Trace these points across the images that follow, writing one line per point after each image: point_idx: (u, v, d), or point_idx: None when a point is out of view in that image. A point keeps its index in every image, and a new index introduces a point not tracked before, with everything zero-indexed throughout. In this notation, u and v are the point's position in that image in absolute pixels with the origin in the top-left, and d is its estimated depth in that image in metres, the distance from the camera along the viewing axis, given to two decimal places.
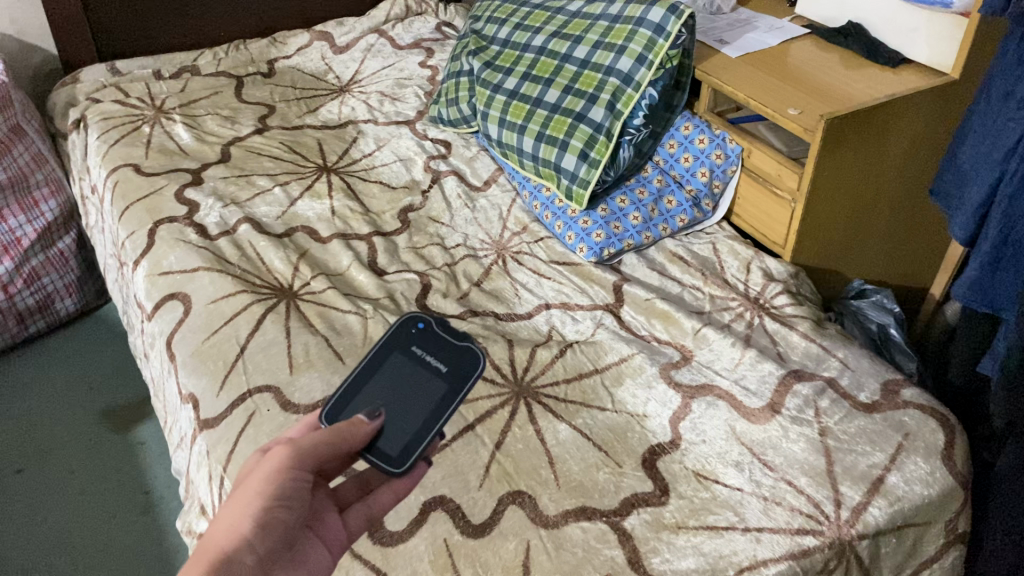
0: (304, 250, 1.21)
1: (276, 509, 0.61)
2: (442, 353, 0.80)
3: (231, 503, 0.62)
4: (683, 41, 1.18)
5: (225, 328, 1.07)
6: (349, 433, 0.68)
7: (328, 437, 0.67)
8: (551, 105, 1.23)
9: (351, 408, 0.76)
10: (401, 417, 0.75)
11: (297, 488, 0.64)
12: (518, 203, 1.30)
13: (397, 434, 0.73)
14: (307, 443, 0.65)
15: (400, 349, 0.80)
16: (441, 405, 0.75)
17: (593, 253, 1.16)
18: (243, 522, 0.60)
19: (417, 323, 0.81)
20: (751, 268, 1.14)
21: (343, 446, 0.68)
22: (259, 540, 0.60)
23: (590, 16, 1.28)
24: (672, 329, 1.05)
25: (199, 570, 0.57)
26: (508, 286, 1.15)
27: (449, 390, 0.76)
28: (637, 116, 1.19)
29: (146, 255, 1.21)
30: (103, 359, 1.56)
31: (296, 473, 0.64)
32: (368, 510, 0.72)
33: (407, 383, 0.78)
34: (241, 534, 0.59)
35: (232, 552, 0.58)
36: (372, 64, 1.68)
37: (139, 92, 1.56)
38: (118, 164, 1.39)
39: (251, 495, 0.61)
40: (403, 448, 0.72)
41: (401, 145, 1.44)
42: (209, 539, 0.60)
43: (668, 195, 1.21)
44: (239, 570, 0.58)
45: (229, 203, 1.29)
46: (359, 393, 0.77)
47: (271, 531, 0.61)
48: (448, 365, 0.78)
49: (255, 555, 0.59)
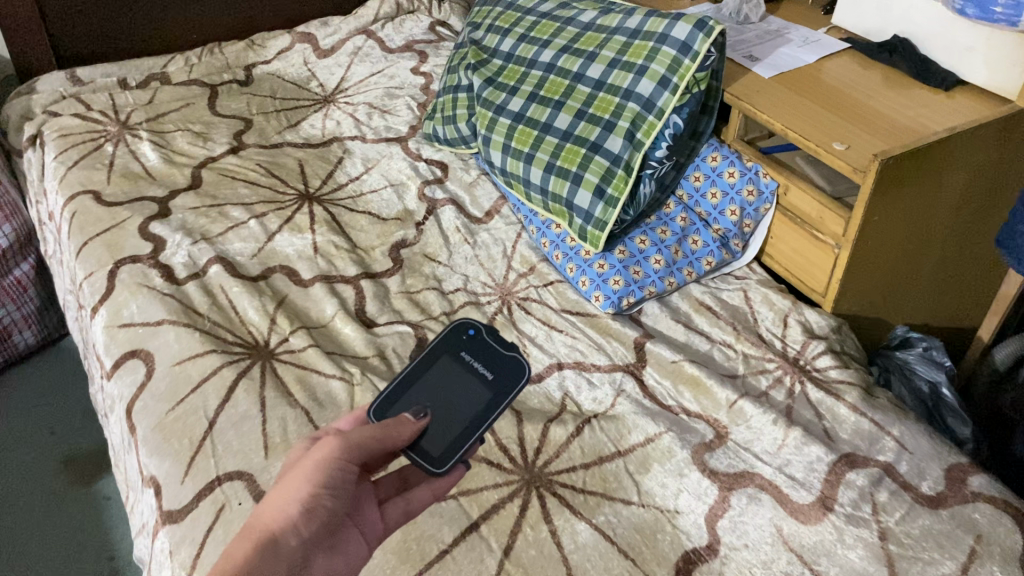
0: (282, 297, 1.07)
1: (323, 496, 0.62)
2: (490, 360, 0.80)
3: (280, 487, 0.63)
4: (712, 62, 1.04)
5: (192, 397, 0.93)
6: (395, 432, 0.69)
7: (376, 433, 0.68)
8: (562, 131, 1.09)
9: (400, 406, 0.76)
10: (445, 419, 0.75)
11: (343, 479, 0.64)
12: (524, 239, 1.16)
13: (438, 439, 0.73)
14: (356, 438, 0.66)
15: (450, 353, 0.81)
16: (484, 411, 0.75)
17: (610, 303, 1.03)
18: (290, 505, 0.61)
19: (469, 328, 0.82)
20: (789, 322, 1.01)
21: (389, 444, 0.69)
22: (303, 524, 0.61)
23: (606, 29, 1.14)
24: (703, 399, 0.92)
25: (246, 546, 0.59)
26: (515, 341, 1.01)
27: (494, 396, 0.76)
28: (659, 147, 1.05)
29: (105, 302, 1.07)
30: (65, 400, 1.42)
31: (343, 463, 0.65)
32: (405, 505, 0.71)
33: (452, 386, 0.78)
34: (288, 517, 0.61)
35: (278, 531, 0.60)
36: (359, 70, 1.54)
37: (103, 105, 1.41)
38: (76, 190, 1.24)
39: (300, 481, 0.62)
40: (445, 450, 0.73)
41: (391, 168, 1.29)
42: (258, 515, 0.62)
43: (693, 234, 1.09)
44: (284, 551, 0.59)
45: (199, 239, 1.15)
46: (407, 392, 0.77)
47: (315, 518, 0.62)
48: (495, 372, 0.79)
49: (299, 539, 0.60)
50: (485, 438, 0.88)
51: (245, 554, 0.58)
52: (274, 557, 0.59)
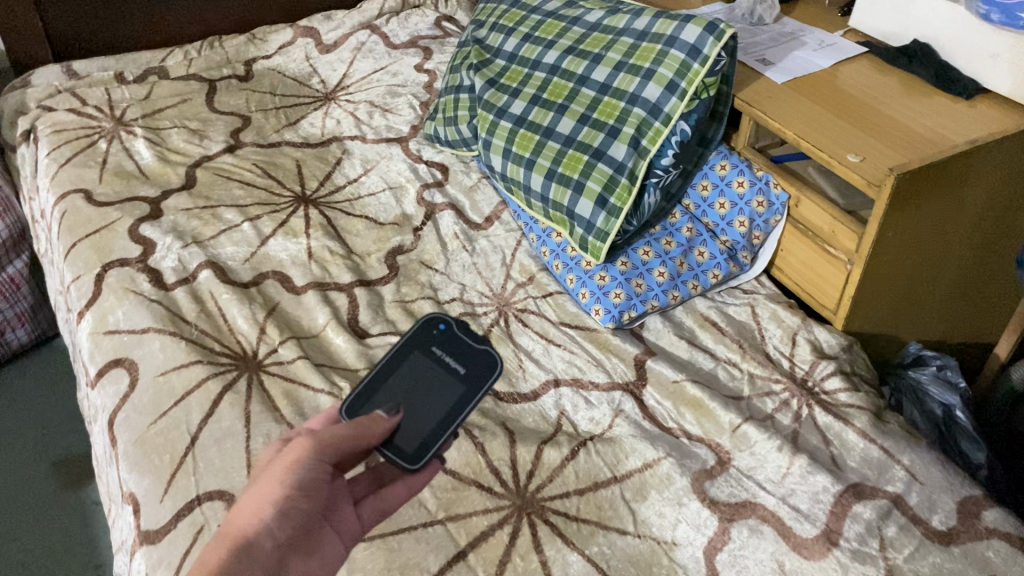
0: (273, 305, 1.04)
1: (297, 499, 0.61)
2: (461, 354, 0.78)
3: (252, 491, 0.61)
4: (723, 67, 1.00)
5: (175, 411, 0.90)
6: (369, 429, 0.67)
7: (350, 431, 0.66)
8: (564, 136, 1.05)
9: (372, 404, 0.75)
10: (417, 416, 0.74)
11: (318, 480, 0.63)
12: (524, 247, 1.12)
13: (411, 434, 0.72)
14: (329, 436, 0.64)
15: (420, 348, 0.79)
16: (457, 407, 0.74)
17: (611, 318, 0.99)
18: (263, 510, 0.59)
19: (439, 323, 0.80)
20: (797, 340, 0.97)
21: (363, 441, 0.67)
22: (278, 528, 0.60)
23: (613, 30, 1.09)
24: (705, 422, 0.89)
25: (219, 554, 0.57)
26: (511, 355, 0.98)
27: (466, 390, 0.75)
28: (665, 154, 1.01)
29: (91, 307, 1.04)
30: (56, 400, 1.39)
31: (317, 463, 0.63)
32: (382, 504, 0.69)
33: (424, 382, 0.76)
34: (261, 522, 0.59)
35: (251, 537, 0.58)
36: (362, 66, 1.50)
37: (98, 100, 1.38)
38: (67, 189, 1.21)
39: (272, 485, 0.61)
40: (419, 445, 0.71)
41: (391, 169, 1.26)
42: (230, 522, 0.60)
43: (699, 245, 1.05)
44: (259, 557, 0.58)
45: (190, 242, 1.12)
46: (379, 389, 0.76)
47: (290, 521, 0.60)
48: (466, 367, 0.77)
49: (274, 542, 0.59)
50: (477, 460, 0.84)
51: (219, 562, 0.56)
52: (249, 563, 0.57)
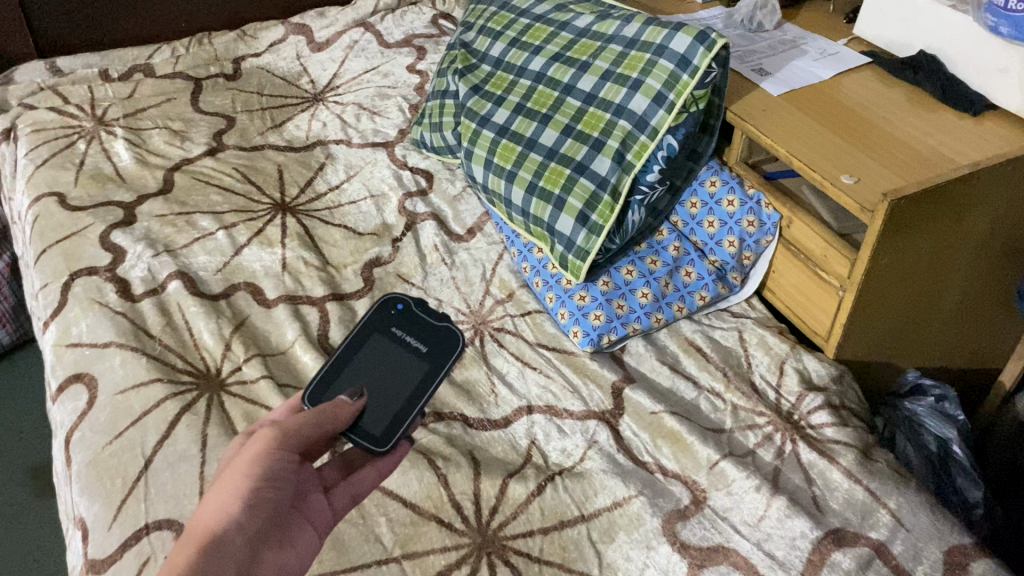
0: (242, 319, 1.01)
1: (263, 490, 0.61)
2: (421, 333, 0.79)
3: (217, 486, 0.61)
4: (713, 78, 0.95)
5: (131, 432, 0.87)
6: (332, 416, 0.68)
7: (312, 419, 0.66)
8: (547, 148, 1.01)
9: (335, 389, 0.75)
10: (382, 397, 0.74)
11: (283, 469, 0.63)
12: (505, 262, 1.08)
13: (378, 416, 0.73)
14: (292, 425, 0.64)
15: (379, 330, 0.79)
16: (422, 385, 0.75)
17: (589, 341, 0.94)
18: (229, 504, 0.59)
19: (397, 303, 0.81)
20: (785, 369, 0.92)
21: (326, 428, 0.67)
22: (247, 520, 0.59)
23: (602, 37, 1.04)
24: (682, 456, 0.84)
25: (188, 550, 0.56)
26: (483, 379, 0.94)
27: (430, 368, 0.76)
28: (651, 170, 0.96)
29: (56, 317, 1.01)
30: (36, 404, 1.37)
31: (282, 453, 0.63)
32: (352, 490, 0.70)
33: (387, 363, 0.77)
34: (228, 517, 0.58)
35: (220, 531, 0.58)
36: (353, 65, 1.46)
37: (80, 98, 1.35)
38: (42, 191, 1.18)
39: (238, 478, 0.60)
40: (387, 427, 0.72)
41: (374, 176, 1.22)
42: (196, 520, 0.59)
43: (686, 265, 1.00)
44: (230, 551, 0.57)
45: (161, 251, 1.08)
46: (341, 373, 0.76)
47: (258, 513, 0.60)
48: (428, 345, 0.78)
49: (244, 536, 0.58)
50: (438, 493, 0.80)
51: (190, 559, 0.55)
52: (220, 556, 0.56)
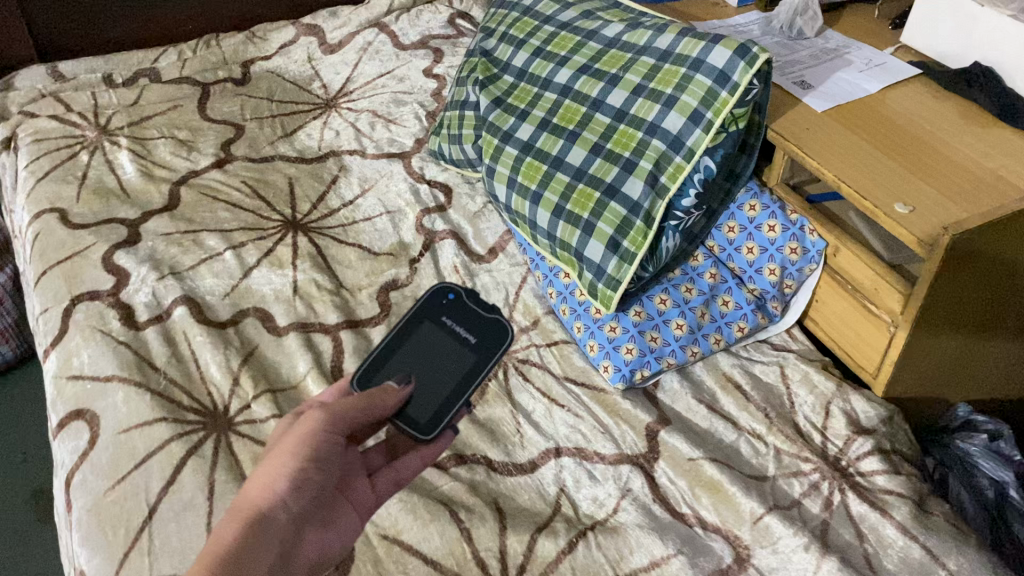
0: (250, 349, 0.95)
1: (310, 470, 0.61)
2: (471, 324, 0.77)
3: (266, 461, 0.61)
4: (755, 96, 0.88)
5: (134, 476, 0.82)
6: (381, 401, 0.66)
7: (360, 404, 0.65)
8: (574, 168, 0.94)
9: (382, 374, 0.74)
10: (428, 387, 0.73)
11: (330, 451, 0.62)
12: (529, 285, 1.02)
13: (425, 404, 0.71)
14: (340, 409, 0.63)
15: (429, 319, 0.77)
16: (469, 377, 0.73)
17: (621, 377, 0.88)
18: (277, 482, 0.59)
19: (448, 292, 0.78)
20: (831, 410, 0.86)
21: (374, 414, 0.66)
22: (292, 500, 0.60)
23: (633, 47, 0.97)
24: (723, 508, 0.78)
25: (234, 526, 0.57)
26: (508, 417, 0.88)
27: (478, 360, 0.74)
28: (687, 194, 0.89)
29: (56, 346, 0.96)
30: (39, 421, 1.32)
31: (329, 436, 0.62)
32: (395, 475, 0.70)
33: (436, 352, 0.75)
34: (274, 494, 0.59)
35: (265, 510, 0.58)
36: (367, 69, 1.39)
37: (83, 105, 1.29)
38: (42, 207, 1.13)
39: (286, 456, 0.60)
40: (432, 416, 0.71)
41: (390, 190, 1.16)
42: (243, 494, 0.60)
43: (723, 293, 0.94)
44: (274, 530, 0.58)
45: (166, 273, 1.03)
46: (390, 359, 0.75)
47: (304, 492, 0.60)
48: (477, 336, 0.76)
49: (288, 515, 0.59)
50: (461, 549, 0.75)
51: (235, 536, 0.57)
52: (264, 536, 0.57)
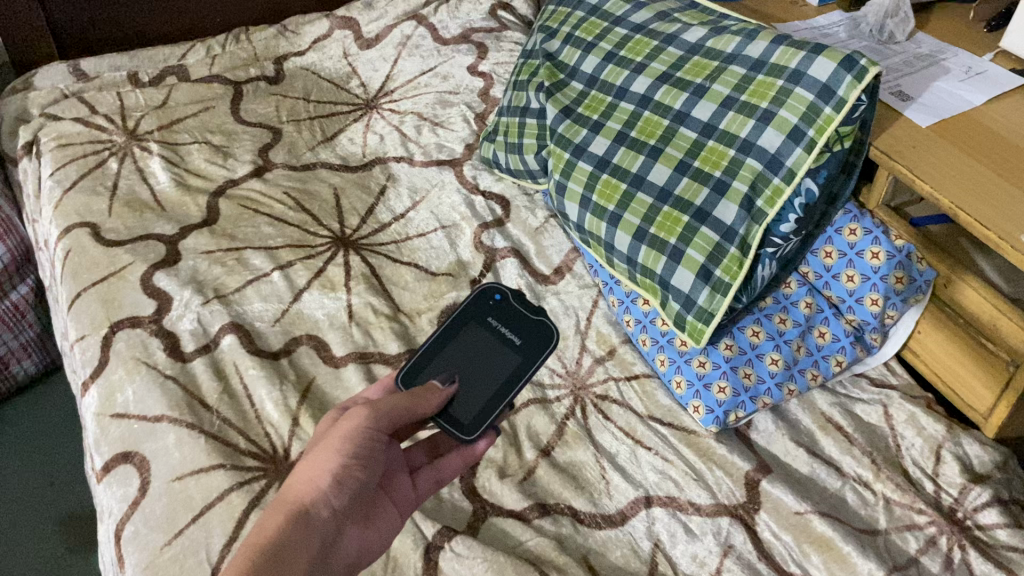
0: (307, 383, 0.88)
1: (353, 467, 0.62)
2: (515, 326, 0.76)
3: (310, 456, 0.62)
4: (861, 112, 0.81)
5: (192, 531, 0.75)
6: (424, 400, 0.68)
7: (404, 403, 0.66)
8: (658, 188, 0.87)
9: (428, 374, 0.73)
10: (473, 386, 0.72)
11: (373, 448, 0.64)
12: (601, 310, 0.95)
13: (469, 403, 0.71)
14: (385, 406, 0.64)
15: (476, 320, 0.77)
16: (512, 378, 0.72)
17: (714, 419, 0.82)
18: (320, 477, 0.61)
19: (494, 293, 0.78)
20: (943, 455, 0.80)
21: (417, 413, 0.67)
22: (334, 495, 0.61)
23: (719, 55, 0.90)
24: (837, 568, 0.72)
25: (277, 519, 0.59)
26: (591, 461, 0.81)
27: (523, 361, 0.73)
28: (785, 219, 0.83)
29: (97, 379, 0.89)
30: (67, 442, 1.24)
31: (372, 433, 0.63)
32: (436, 475, 0.72)
33: (480, 352, 0.75)
34: (318, 488, 0.60)
35: (309, 505, 0.60)
36: (407, 66, 1.31)
37: (109, 107, 1.21)
38: (72, 221, 1.05)
39: (330, 452, 0.62)
40: (475, 415, 0.70)
41: (443, 202, 1.08)
42: (287, 487, 0.61)
43: (819, 324, 0.87)
44: (316, 525, 0.59)
45: (211, 298, 0.95)
46: (435, 357, 0.74)
47: (346, 488, 0.61)
48: (523, 338, 0.75)
49: (330, 509, 0.60)
50: None
51: (279, 527, 0.58)
52: (306, 530, 0.58)
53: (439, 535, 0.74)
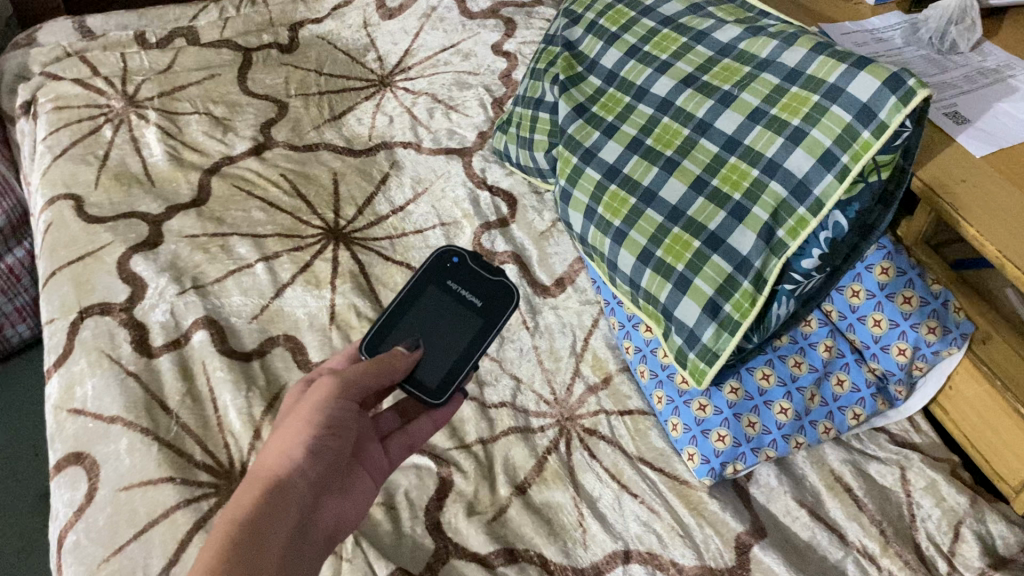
0: (277, 391, 0.83)
1: (325, 437, 0.57)
2: (474, 286, 0.72)
3: (278, 431, 0.57)
4: (903, 139, 0.71)
5: (132, 548, 0.70)
6: (392, 366, 0.63)
7: (371, 368, 0.62)
8: (669, 207, 0.79)
9: (389, 342, 0.69)
10: (437, 349, 0.69)
11: (344, 417, 0.59)
12: (601, 331, 0.88)
13: (434, 367, 0.68)
14: (352, 374, 0.60)
15: (433, 283, 0.72)
16: (476, 341, 0.69)
17: (708, 471, 0.74)
18: (293, 448, 0.55)
19: (452, 256, 0.73)
20: (962, 533, 0.71)
21: (385, 379, 0.63)
22: (310, 467, 0.56)
23: (753, 60, 0.81)
24: None
25: (252, 493, 0.53)
26: (568, 503, 0.74)
27: (485, 324, 0.70)
28: (808, 254, 0.73)
29: (59, 368, 0.84)
30: (40, 423, 1.18)
31: (341, 403, 0.59)
32: (408, 439, 0.68)
33: (442, 316, 0.71)
34: (291, 461, 0.55)
35: (284, 477, 0.54)
36: (428, 40, 1.23)
37: (111, 69, 1.16)
38: (57, 191, 1.00)
39: (300, 424, 0.56)
40: (442, 379, 0.68)
41: (446, 196, 1.01)
42: (257, 465, 0.55)
43: (838, 370, 0.79)
44: (294, 497, 0.54)
45: (188, 287, 0.90)
46: (395, 327, 0.70)
47: (321, 460, 0.57)
48: (485, 299, 0.72)
49: (307, 481, 0.55)
50: None
51: (255, 502, 0.52)
52: (284, 503, 0.53)
53: None
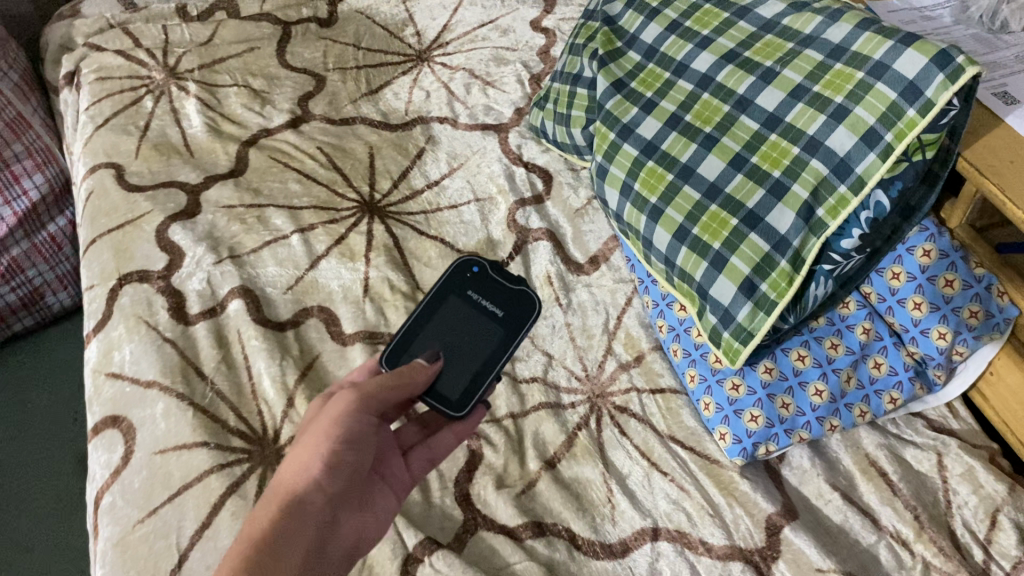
0: (310, 360, 0.83)
1: (344, 451, 0.57)
2: (495, 296, 0.71)
3: (301, 440, 0.58)
4: (950, 118, 0.69)
5: (166, 511, 0.71)
6: (410, 379, 0.62)
7: (390, 381, 0.61)
8: (707, 184, 0.78)
9: (410, 354, 0.69)
10: (457, 360, 0.68)
11: (363, 431, 0.59)
12: (634, 309, 0.87)
13: (455, 379, 0.67)
14: (371, 387, 0.59)
15: (453, 293, 0.71)
16: (497, 352, 0.68)
17: (740, 451, 0.74)
18: (312, 464, 0.56)
19: (472, 265, 0.73)
20: (999, 521, 0.70)
21: (403, 393, 0.62)
22: (328, 482, 0.57)
23: (795, 36, 0.79)
24: None
25: (271, 509, 0.55)
26: (598, 479, 0.74)
27: (505, 335, 0.69)
28: (848, 234, 0.72)
29: (99, 333, 0.85)
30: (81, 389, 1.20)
31: (360, 416, 0.58)
32: (430, 453, 0.68)
33: (463, 327, 0.70)
34: (310, 476, 0.56)
35: (302, 493, 0.55)
36: (467, 16, 1.22)
37: (153, 41, 1.17)
38: (99, 161, 1.01)
39: (320, 436, 0.57)
40: (463, 391, 0.67)
41: (481, 171, 1.01)
42: (279, 476, 0.57)
43: (875, 353, 0.78)
44: (310, 515, 0.55)
45: (225, 257, 0.91)
46: (415, 339, 0.69)
47: (340, 474, 0.57)
48: (506, 309, 0.70)
49: (325, 497, 0.56)
50: None
51: (271, 521, 0.54)
52: (300, 522, 0.55)
53: (421, 546, 0.68)
